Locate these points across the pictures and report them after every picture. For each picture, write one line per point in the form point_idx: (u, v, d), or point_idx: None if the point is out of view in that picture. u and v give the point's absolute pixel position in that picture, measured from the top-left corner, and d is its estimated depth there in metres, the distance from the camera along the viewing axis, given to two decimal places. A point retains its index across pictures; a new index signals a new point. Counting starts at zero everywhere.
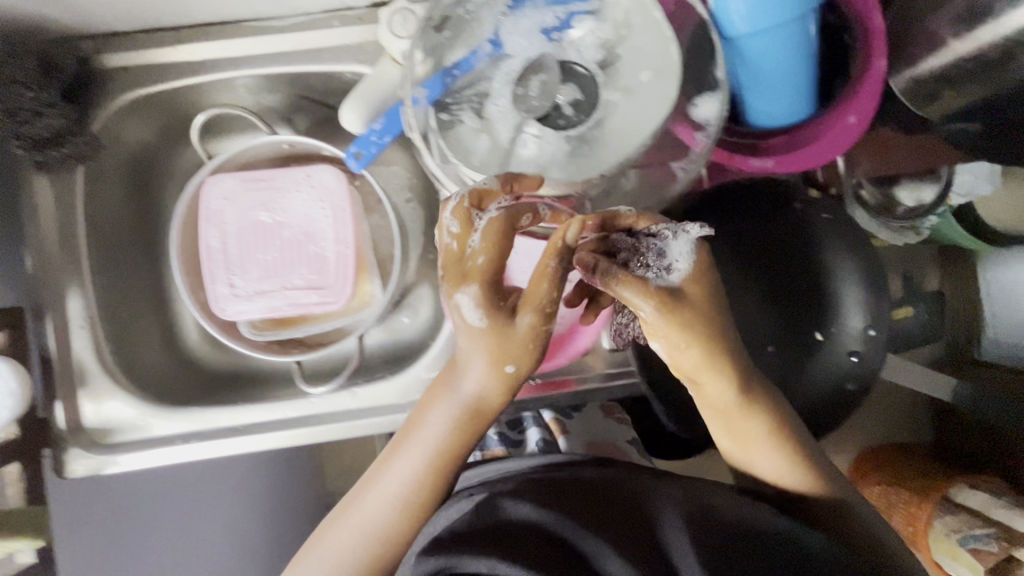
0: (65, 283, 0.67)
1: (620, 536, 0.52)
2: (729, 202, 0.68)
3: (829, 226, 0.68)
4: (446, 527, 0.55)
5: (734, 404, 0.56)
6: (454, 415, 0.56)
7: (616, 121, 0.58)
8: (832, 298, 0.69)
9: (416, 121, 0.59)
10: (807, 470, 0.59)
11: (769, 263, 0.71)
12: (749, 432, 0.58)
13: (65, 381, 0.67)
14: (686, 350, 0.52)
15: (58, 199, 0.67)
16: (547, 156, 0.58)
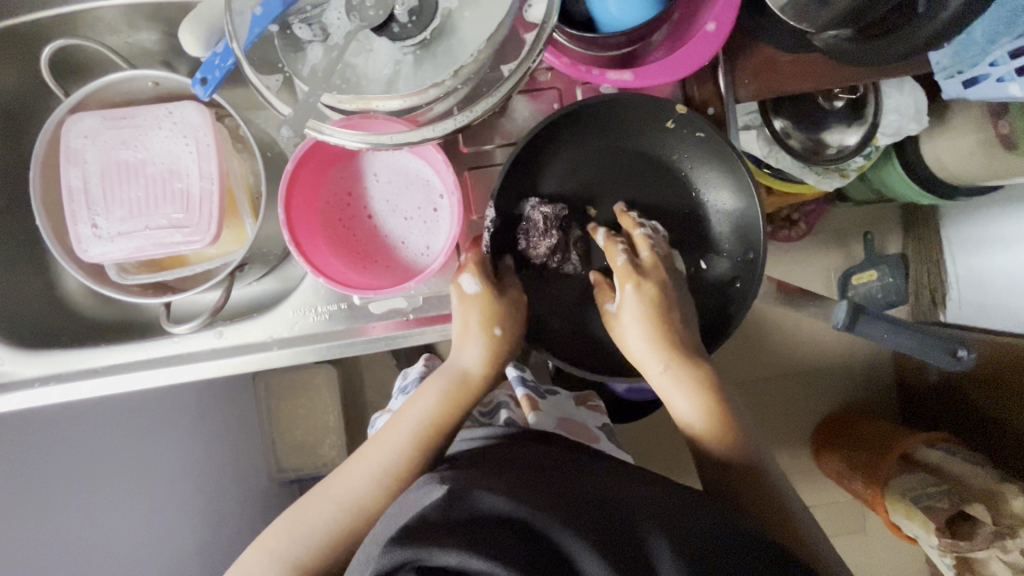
0: None
1: (608, 549, 0.46)
2: (597, 125, 0.67)
3: (695, 148, 0.66)
4: (415, 515, 0.47)
5: (663, 373, 0.62)
6: (453, 387, 0.64)
7: (457, 32, 0.54)
8: (709, 221, 0.68)
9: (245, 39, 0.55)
10: (734, 454, 0.60)
11: (659, 193, 0.69)
12: (680, 414, 0.62)
13: None
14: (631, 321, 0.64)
15: None
16: (386, 71, 0.55)
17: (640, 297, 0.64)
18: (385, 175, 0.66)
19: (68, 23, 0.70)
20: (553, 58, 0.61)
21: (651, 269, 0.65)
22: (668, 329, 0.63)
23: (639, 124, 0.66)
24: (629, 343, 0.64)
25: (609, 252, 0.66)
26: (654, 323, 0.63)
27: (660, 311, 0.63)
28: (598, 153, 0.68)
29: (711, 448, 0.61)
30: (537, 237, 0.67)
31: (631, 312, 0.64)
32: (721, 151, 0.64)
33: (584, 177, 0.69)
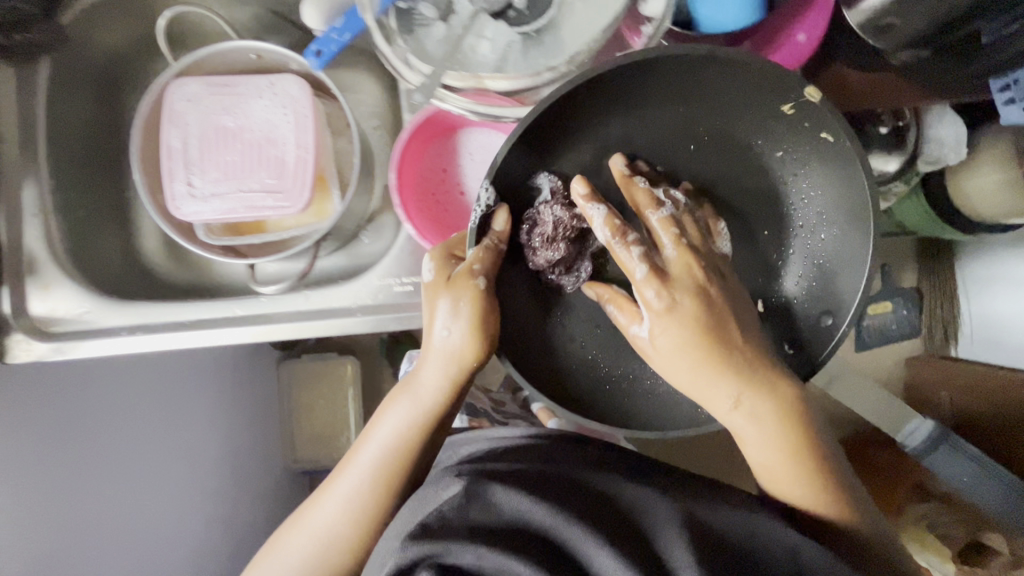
0: (22, 172, 0.67)
1: (629, 546, 0.47)
2: (690, 90, 0.60)
3: (784, 115, 0.60)
4: (434, 511, 0.48)
5: (732, 408, 0.53)
6: (416, 413, 0.60)
7: (569, 18, 0.58)
8: (787, 210, 0.64)
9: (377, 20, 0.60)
10: (811, 476, 0.55)
11: (731, 190, 0.65)
12: (755, 444, 0.55)
13: (16, 270, 0.66)
14: (671, 341, 0.52)
15: (19, 87, 0.67)
16: (499, 50, 0.58)
17: (684, 319, 0.52)
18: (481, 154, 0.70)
19: None
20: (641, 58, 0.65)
21: (683, 280, 0.54)
22: (716, 351, 0.52)
23: (689, 82, 0.59)
24: (672, 373, 0.54)
25: (625, 262, 0.54)
26: (700, 349, 0.52)
27: (710, 333, 0.52)
28: (682, 138, 0.64)
29: (790, 471, 0.55)
30: (543, 245, 0.61)
31: (678, 332, 0.52)
32: (801, 125, 0.59)
33: (621, 149, 0.64)
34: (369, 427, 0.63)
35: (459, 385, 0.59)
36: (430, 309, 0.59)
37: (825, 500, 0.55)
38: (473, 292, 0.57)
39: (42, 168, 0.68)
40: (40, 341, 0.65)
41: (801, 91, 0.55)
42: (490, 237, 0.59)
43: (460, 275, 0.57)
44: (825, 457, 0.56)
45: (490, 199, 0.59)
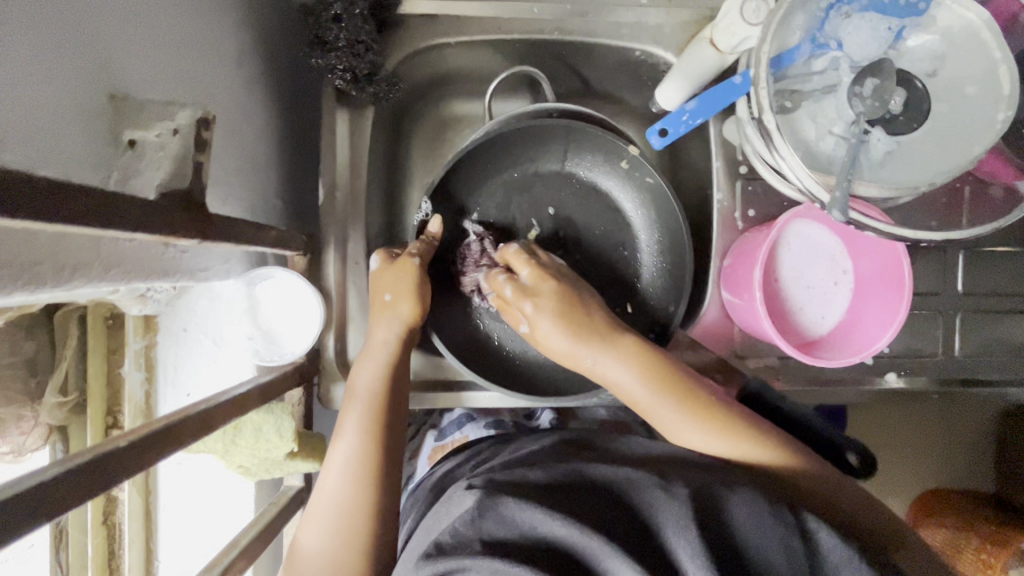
0: (347, 219, 0.68)
1: (612, 530, 0.42)
2: (540, 133, 0.67)
3: (602, 159, 0.69)
4: (447, 529, 0.45)
5: (621, 390, 0.58)
6: (367, 410, 0.57)
7: (941, 132, 0.60)
8: (624, 212, 0.71)
9: (770, 105, 0.58)
10: (701, 416, 0.55)
11: (587, 218, 0.72)
12: (629, 395, 0.58)
13: (338, 316, 0.67)
14: (548, 331, 0.59)
15: (352, 134, 0.67)
16: (870, 156, 0.60)
17: (546, 314, 0.59)
18: (796, 242, 0.68)
19: (496, 43, 0.71)
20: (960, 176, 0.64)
21: (548, 288, 0.61)
22: (577, 338, 0.59)
23: (526, 151, 0.69)
24: (558, 357, 0.61)
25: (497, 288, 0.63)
26: (563, 331, 0.59)
27: (563, 319, 0.59)
28: (504, 156, 0.69)
29: (668, 414, 0.56)
30: (467, 265, 0.68)
31: (544, 320, 0.59)
32: (634, 174, 0.69)
33: (511, 192, 0.71)
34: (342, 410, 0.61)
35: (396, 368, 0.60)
36: (374, 291, 0.63)
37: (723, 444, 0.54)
38: (404, 284, 0.62)
39: (362, 217, 0.68)
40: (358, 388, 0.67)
41: (624, 150, 0.65)
42: (426, 236, 0.65)
43: (401, 263, 0.62)
44: (744, 413, 0.56)
45: (429, 212, 0.67)
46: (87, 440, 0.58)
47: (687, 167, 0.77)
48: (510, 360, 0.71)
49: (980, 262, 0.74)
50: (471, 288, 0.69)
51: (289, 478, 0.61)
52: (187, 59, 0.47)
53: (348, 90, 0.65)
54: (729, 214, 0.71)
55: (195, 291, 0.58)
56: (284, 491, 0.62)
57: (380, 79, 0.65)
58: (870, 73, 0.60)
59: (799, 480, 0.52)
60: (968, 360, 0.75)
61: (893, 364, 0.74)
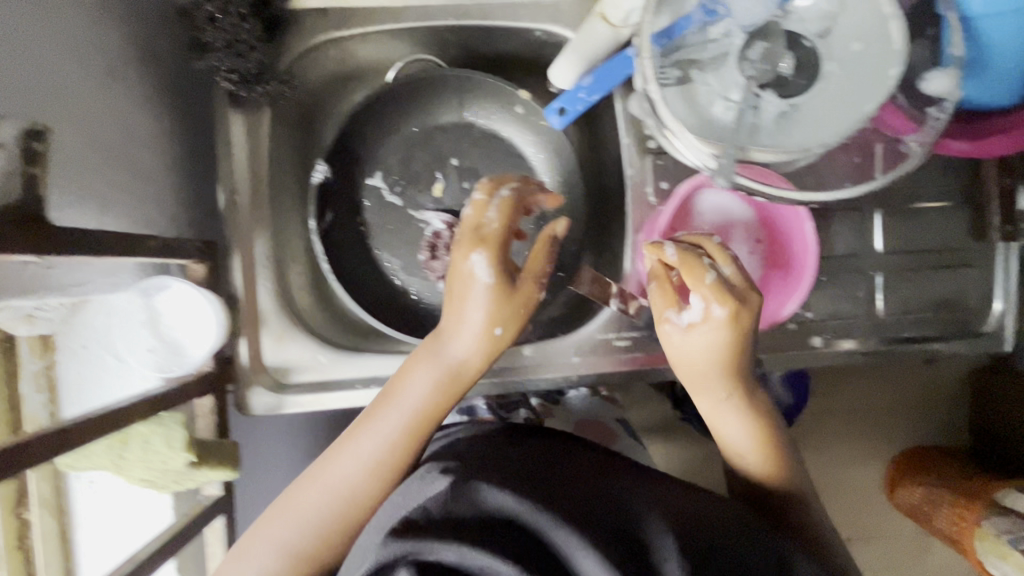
0: (252, 223, 0.66)
1: (595, 533, 0.45)
2: (427, 85, 0.67)
3: (498, 109, 0.69)
4: (418, 508, 0.46)
5: (719, 408, 0.60)
6: (409, 428, 0.55)
7: (834, 92, 0.59)
8: (526, 159, 0.71)
9: (652, 77, 0.58)
10: (771, 451, 0.61)
11: (492, 165, 0.71)
12: (727, 426, 0.61)
13: (249, 320, 0.66)
14: (703, 343, 0.57)
15: (249, 136, 0.66)
16: (764, 122, 0.59)
17: (718, 329, 0.56)
18: (704, 212, 0.69)
19: (392, 33, 0.70)
20: (867, 134, 0.61)
21: (744, 292, 0.56)
22: (735, 370, 0.58)
23: (422, 102, 0.68)
24: (684, 365, 0.59)
25: (691, 271, 0.56)
26: (730, 354, 0.57)
27: (738, 342, 0.57)
28: (401, 119, 0.69)
29: (750, 446, 0.61)
30: (439, 251, 0.68)
31: (713, 333, 0.56)
32: (530, 117, 0.69)
33: (417, 154, 0.70)
34: (385, 391, 0.58)
35: (459, 388, 0.58)
36: (456, 270, 0.57)
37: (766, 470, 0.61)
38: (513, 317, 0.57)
39: (268, 221, 0.67)
40: (273, 391, 0.66)
41: (518, 94, 0.66)
42: (532, 207, 0.59)
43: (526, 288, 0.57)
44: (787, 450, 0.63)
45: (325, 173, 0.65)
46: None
47: (602, 144, 0.76)
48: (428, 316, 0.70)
49: (897, 220, 0.74)
50: (438, 274, 0.68)
51: (205, 488, 0.60)
52: None
53: (238, 91, 0.64)
54: (641, 190, 0.70)
55: (92, 307, 0.58)
56: (201, 501, 0.61)
57: (271, 79, 0.64)
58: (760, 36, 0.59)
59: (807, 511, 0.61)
60: (894, 318, 0.75)
61: (817, 328, 0.74)
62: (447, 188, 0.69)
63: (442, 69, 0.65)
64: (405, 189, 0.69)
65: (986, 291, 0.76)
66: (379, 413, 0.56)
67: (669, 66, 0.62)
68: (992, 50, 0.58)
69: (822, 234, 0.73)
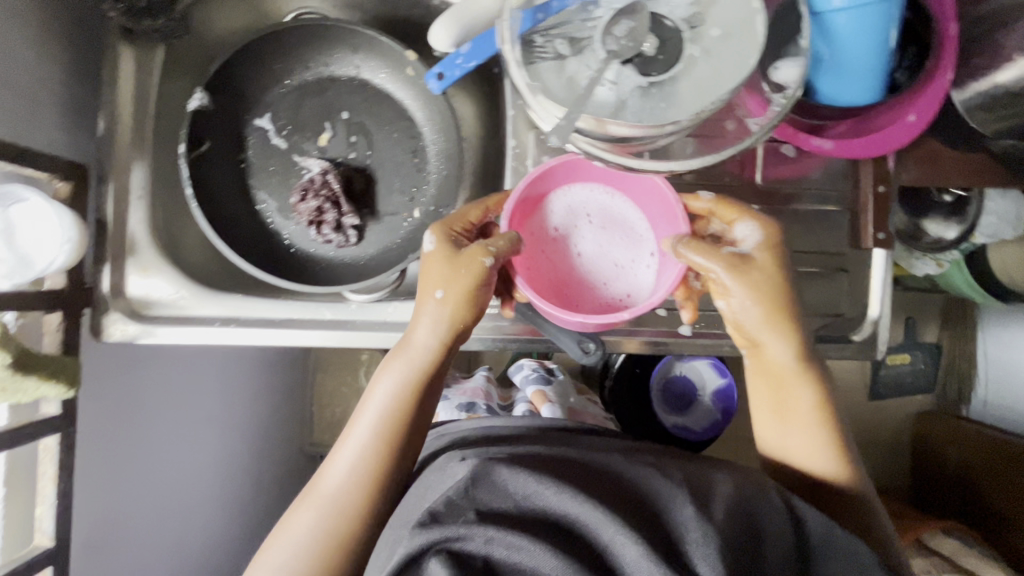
0: (130, 154, 0.68)
1: (617, 509, 0.50)
2: (322, 39, 0.69)
3: (391, 69, 0.71)
4: (441, 498, 0.51)
5: (791, 365, 0.64)
6: (381, 429, 0.60)
7: (694, 75, 0.61)
8: (415, 121, 0.73)
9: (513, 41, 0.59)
10: (829, 429, 0.63)
11: (381, 123, 0.72)
12: (788, 387, 0.64)
13: (115, 249, 0.67)
14: (751, 297, 0.62)
15: (138, 71, 0.68)
16: (624, 98, 0.61)
17: (767, 275, 0.63)
18: (594, 210, 0.71)
19: None
20: (738, 128, 0.64)
21: (766, 252, 0.64)
22: (784, 303, 0.63)
23: (318, 55, 0.70)
24: (750, 323, 0.64)
25: (761, 227, 0.65)
26: (779, 292, 0.63)
27: (783, 275, 0.64)
28: (296, 69, 0.71)
29: (803, 412, 0.63)
30: (308, 196, 0.68)
31: (750, 280, 0.62)
32: (419, 80, 0.71)
33: (307, 105, 0.71)
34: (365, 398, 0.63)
35: (424, 386, 0.62)
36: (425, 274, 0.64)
37: (833, 459, 0.62)
38: (454, 278, 0.61)
39: (149, 154, 0.69)
40: (131, 320, 0.67)
41: (405, 55, 0.68)
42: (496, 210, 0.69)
43: (471, 249, 0.60)
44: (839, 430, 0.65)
45: (204, 105, 0.67)
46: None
47: (496, 117, 0.77)
48: (298, 264, 0.72)
49: (773, 220, 0.76)
50: (304, 218, 0.68)
51: (41, 404, 0.61)
52: None
53: (130, 24, 0.65)
54: (521, 161, 0.72)
55: None
56: (36, 418, 0.62)
57: (163, 16, 0.66)
58: (625, 13, 0.61)
59: (855, 503, 0.61)
60: None
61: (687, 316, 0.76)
62: (334, 140, 0.71)
63: (336, 23, 0.68)
64: (291, 135, 0.71)
65: (858, 298, 0.77)
66: (358, 420, 0.62)
67: (543, 38, 0.64)
68: (844, 46, 0.59)
69: None
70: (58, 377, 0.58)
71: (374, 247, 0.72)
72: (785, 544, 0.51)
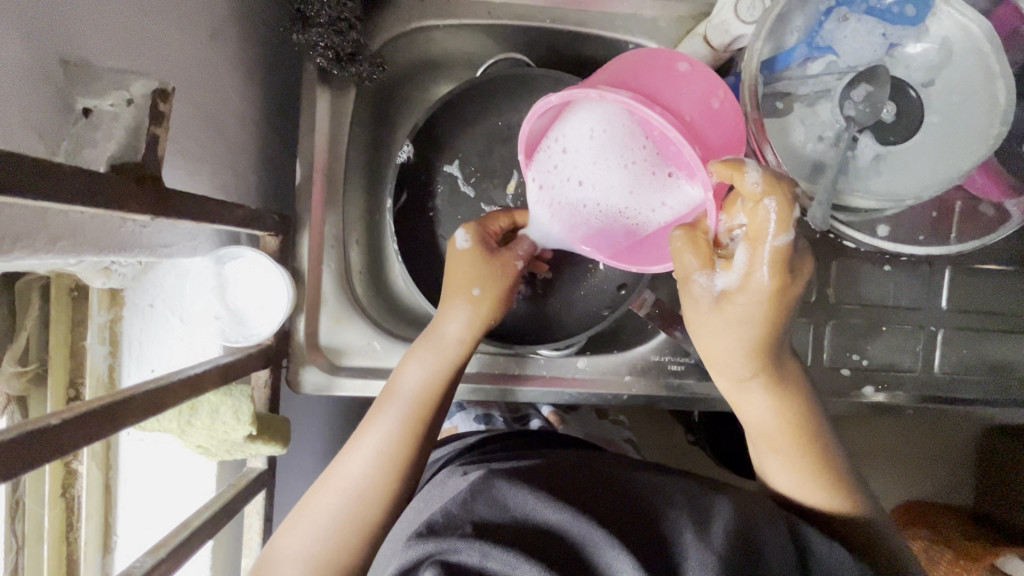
0: (324, 202, 0.66)
1: (611, 522, 0.48)
2: (518, 86, 0.67)
3: None
4: (438, 511, 0.49)
5: (761, 401, 0.56)
6: (409, 416, 0.56)
7: (933, 143, 0.59)
8: None
9: (752, 105, 0.59)
10: (809, 463, 0.57)
11: None
12: (760, 426, 0.58)
13: (309, 297, 0.65)
14: (731, 332, 0.52)
15: (332, 114, 0.66)
16: (857, 167, 0.59)
17: (753, 308, 0.49)
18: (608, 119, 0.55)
19: (487, 28, 0.69)
20: (948, 193, 0.64)
21: (772, 270, 0.47)
22: (767, 344, 0.52)
23: (510, 100, 0.68)
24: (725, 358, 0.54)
25: (766, 238, 0.46)
26: (760, 333, 0.51)
27: (775, 310, 0.49)
28: (487, 113, 0.68)
29: (775, 444, 0.57)
30: None
31: (734, 315, 0.51)
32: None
33: (496, 151, 0.69)
34: (388, 390, 0.58)
35: (453, 376, 0.59)
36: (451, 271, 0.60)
37: (814, 487, 0.57)
38: (491, 275, 0.59)
39: (340, 200, 0.67)
40: (329, 372, 0.66)
41: None
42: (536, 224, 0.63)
43: (504, 254, 0.59)
44: (829, 454, 0.58)
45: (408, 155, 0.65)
46: (48, 400, 0.56)
47: None
48: None
49: (962, 280, 0.73)
50: None
51: (251, 461, 0.60)
52: (159, 24, 0.45)
53: (329, 68, 0.63)
54: None
55: (163, 266, 0.58)
56: (245, 473, 0.61)
57: (364, 60, 0.64)
58: (866, 78, 0.58)
59: (854, 527, 0.56)
60: (946, 378, 0.74)
61: (870, 377, 0.74)
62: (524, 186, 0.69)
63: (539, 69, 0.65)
64: (479, 181, 0.69)
65: None
66: (380, 407, 0.57)
67: (770, 96, 0.61)
68: None
69: (887, 283, 0.73)
70: (279, 439, 0.57)
71: (557, 303, 0.73)
72: (785, 554, 0.47)
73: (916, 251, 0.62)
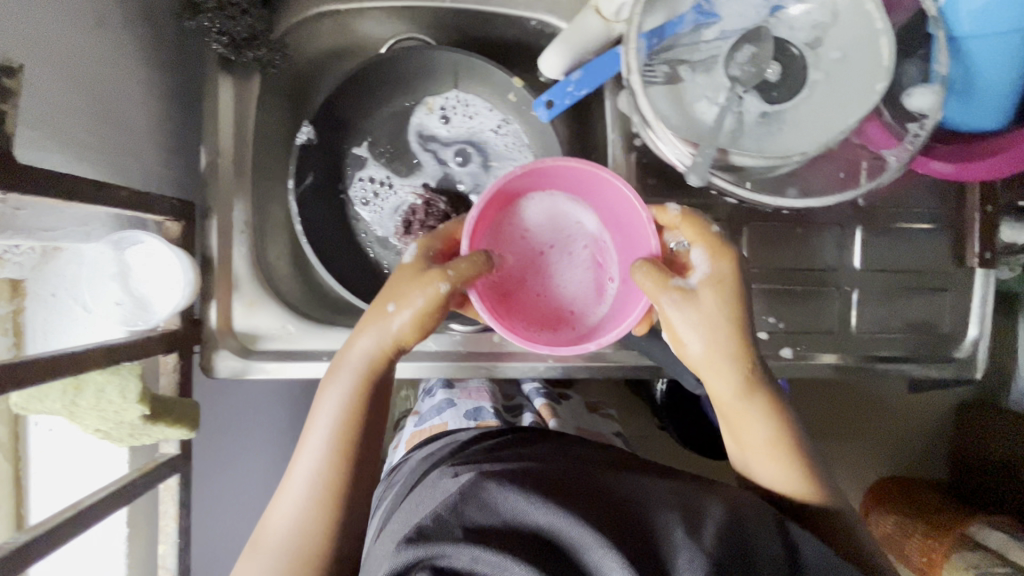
0: (232, 189, 0.67)
1: (601, 522, 0.46)
2: (418, 64, 0.67)
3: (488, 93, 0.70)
4: (428, 514, 0.48)
5: (734, 399, 0.55)
6: (353, 390, 0.55)
7: (819, 101, 0.60)
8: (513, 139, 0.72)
9: (637, 70, 0.58)
10: (790, 459, 0.56)
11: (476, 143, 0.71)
12: (742, 429, 0.56)
13: (219, 283, 0.66)
14: (704, 334, 0.53)
15: (236, 101, 0.66)
16: (747, 128, 0.60)
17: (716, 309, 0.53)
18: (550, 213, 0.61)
19: (391, 11, 0.70)
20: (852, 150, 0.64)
21: (725, 273, 0.53)
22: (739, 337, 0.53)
23: (414, 79, 0.69)
24: (706, 369, 0.55)
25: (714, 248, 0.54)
26: (730, 332, 0.53)
27: (735, 309, 0.53)
28: (391, 91, 0.69)
29: (755, 446, 0.56)
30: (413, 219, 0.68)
31: (704, 316, 0.53)
32: (522, 106, 0.70)
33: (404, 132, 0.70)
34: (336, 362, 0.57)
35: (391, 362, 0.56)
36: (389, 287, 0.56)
37: (799, 484, 0.55)
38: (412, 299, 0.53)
39: (249, 186, 0.67)
40: (241, 356, 0.66)
41: (511, 82, 0.66)
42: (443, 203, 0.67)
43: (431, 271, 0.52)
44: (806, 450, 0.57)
45: (310, 137, 0.66)
46: None
47: (591, 136, 0.75)
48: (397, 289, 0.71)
49: (876, 240, 0.74)
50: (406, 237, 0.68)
51: (162, 446, 0.61)
52: (23, 10, 0.46)
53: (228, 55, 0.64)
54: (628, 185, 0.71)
55: (65, 256, 0.59)
56: (156, 459, 0.61)
57: (263, 45, 0.64)
58: (750, 39, 0.60)
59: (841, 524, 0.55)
60: (866, 337, 0.75)
61: (790, 340, 0.74)
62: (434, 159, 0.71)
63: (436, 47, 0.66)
64: (390, 161, 0.70)
65: (960, 318, 0.76)
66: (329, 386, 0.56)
67: (659, 62, 0.61)
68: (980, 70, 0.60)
69: (802, 245, 0.73)
70: (187, 422, 0.58)
71: None
72: (775, 554, 0.46)
73: (816, 203, 0.62)
